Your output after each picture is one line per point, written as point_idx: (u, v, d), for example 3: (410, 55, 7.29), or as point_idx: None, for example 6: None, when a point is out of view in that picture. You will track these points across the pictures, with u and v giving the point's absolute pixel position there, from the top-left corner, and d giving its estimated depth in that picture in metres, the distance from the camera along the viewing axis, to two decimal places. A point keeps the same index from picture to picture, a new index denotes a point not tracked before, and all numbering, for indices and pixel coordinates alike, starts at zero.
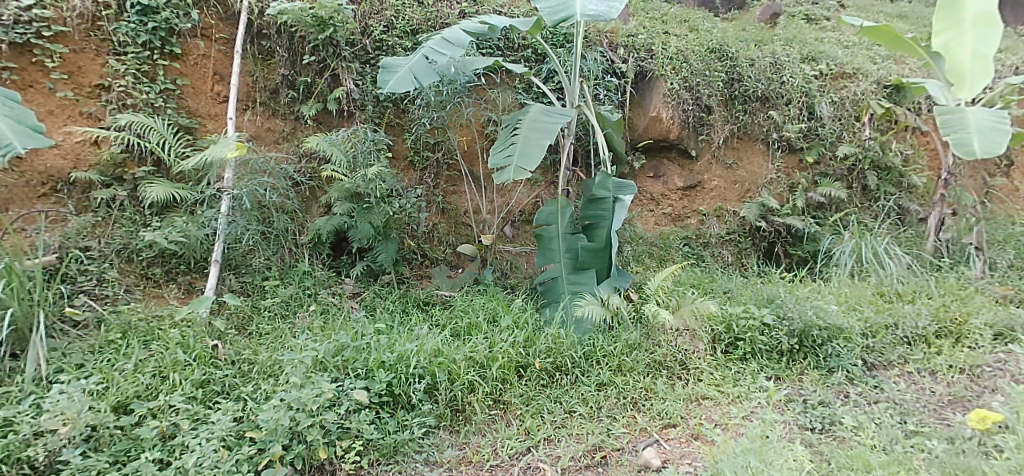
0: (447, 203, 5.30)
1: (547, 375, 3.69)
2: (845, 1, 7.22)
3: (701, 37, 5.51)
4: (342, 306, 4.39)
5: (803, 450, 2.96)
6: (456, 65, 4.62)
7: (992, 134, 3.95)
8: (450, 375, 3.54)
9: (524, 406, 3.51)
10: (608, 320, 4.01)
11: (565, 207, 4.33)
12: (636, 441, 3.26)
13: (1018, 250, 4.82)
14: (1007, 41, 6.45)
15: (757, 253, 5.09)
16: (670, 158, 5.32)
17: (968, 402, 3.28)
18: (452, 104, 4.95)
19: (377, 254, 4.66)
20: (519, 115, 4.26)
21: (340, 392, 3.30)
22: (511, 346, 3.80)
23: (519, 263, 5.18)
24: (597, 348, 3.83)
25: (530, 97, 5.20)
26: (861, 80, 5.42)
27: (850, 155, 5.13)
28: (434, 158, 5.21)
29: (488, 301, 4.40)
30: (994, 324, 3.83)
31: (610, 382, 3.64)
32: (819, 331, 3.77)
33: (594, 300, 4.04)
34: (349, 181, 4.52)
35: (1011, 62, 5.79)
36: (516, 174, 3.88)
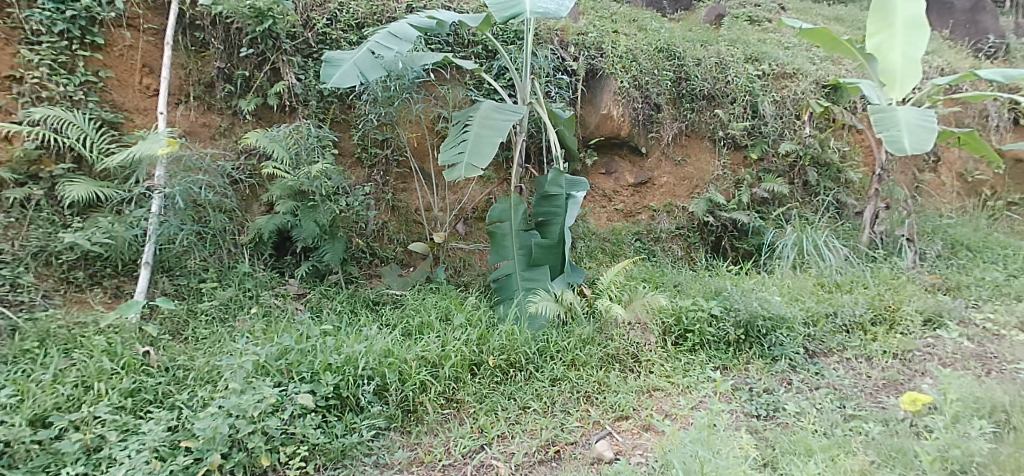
0: (398, 200, 5.20)
1: (501, 372, 3.68)
2: (786, 4, 7.53)
3: (649, 37, 5.63)
4: (286, 307, 4.25)
5: (749, 438, 3.06)
6: (404, 61, 4.52)
7: (920, 132, 4.21)
8: (401, 375, 3.48)
9: (478, 404, 3.49)
10: (562, 315, 4.03)
11: (518, 205, 4.34)
12: (590, 435, 3.30)
13: (944, 242, 5.16)
14: (933, 44, 6.88)
15: (704, 247, 5.25)
16: (621, 155, 5.41)
17: (901, 385, 3.49)
18: (400, 99, 4.86)
19: (323, 253, 4.53)
20: (471, 111, 4.23)
21: (284, 396, 3.19)
22: (464, 344, 3.76)
23: (472, 260, 5.13)
24: (550, 343, 3.84)
25: (482, 93, 5.17)
26: (800, 81, 5.67)
27: (791, 152, 5.37)
28: (383, 155, 5.10)
29: (440, 299, 4.35)
30: (924, 310, 4.10)
31: (564, 377, 3.67)
32: (764, 321, 3.93)
33: (547, 296, 4.05)
34: (293, 178, 4.36)
35: (937, 64, 6.20)
36: (467, 172, 3.85)
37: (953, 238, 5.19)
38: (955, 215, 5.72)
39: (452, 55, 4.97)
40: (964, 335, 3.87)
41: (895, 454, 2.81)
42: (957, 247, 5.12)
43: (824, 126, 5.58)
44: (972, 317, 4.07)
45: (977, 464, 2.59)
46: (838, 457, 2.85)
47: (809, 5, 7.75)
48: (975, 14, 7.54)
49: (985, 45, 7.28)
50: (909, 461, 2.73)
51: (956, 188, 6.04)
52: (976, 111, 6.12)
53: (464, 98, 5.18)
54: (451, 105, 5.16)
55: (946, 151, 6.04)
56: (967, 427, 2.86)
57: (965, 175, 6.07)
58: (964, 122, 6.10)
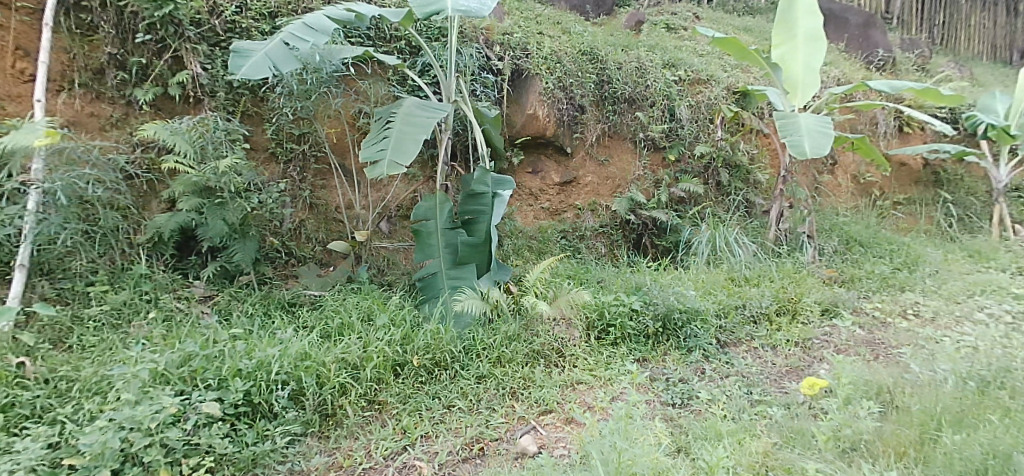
0: (316, 198, 5.00)
1: (425, 371, 3.63)
2: (700, 13, 7.97)
3: (573, 39, 5.77)
4: (190, 311, 3.97)
5: (664, 426, 3.17)
6: (323, 53, 4.39)
7: (819, 136, 4.60)
8: (319, 379, 3.36)
9: (402, 405, 3.42)
10: (488, 313, 4.04)
11: (444, 203, 4.29)
12: (515, 430, 3.31)
13: (840, 238, 5.66)
14: (829, 57, 7.51)
15: (626, 244, 5.45)
16: (546, 154, 5.52)
17: (801, 370, 3.78)
18: (318, 93, 4.67)
19: (232, 253, 4.27)
20: (393, 107, 4.15)
21: (186, 405, 3.00)
22: (387, 345, 3.68)
23: (396, 259, 5.04)
24: (476, 341, 3.83)
25: (406, 90, 5.07)
26: (713, 87, 6.00)
27: (705, 154, 5.69)
28: (300, 150, 4.88)
29: (361, 299, 4.24)
30: (822, 301, 4.49)
31: (490, 375, 3.67)
32: (680, 314, 4.15)
33: (473, 294, 4.04)
34: (198, 173, 4.10)
35: (834, 74, 6.80)
36: (390, 168, 3.75)
37: (848, 235, 5.70)
38: (849, 213, 6.28)
39: (373, 49, 4.86)
40: (856, 324, 4.27)
41: (796, 435, 2.94)
42: (851, 243, 5.63)
43: (735, 130, 5.95)
44: (863, 306, 4.51)
45: (866, 442, 2.74)
46: (745, 439, 2.96)
47: (722, 15, 8.24)
48: (866, 30, 8.29)
49: (875, 58, 8.04)
50: (807, 440, 2.84)
51: (849, 189, 6.64)
52: (867, 119, 6.75)
53: (386, 94, 5.06)
54: (373, 100, 5.03)
55: (841, 155, 6.62)
56: (856, 408, 3.02)
57: (857, 177, 6.68)
58: (856, 128, 6.71)
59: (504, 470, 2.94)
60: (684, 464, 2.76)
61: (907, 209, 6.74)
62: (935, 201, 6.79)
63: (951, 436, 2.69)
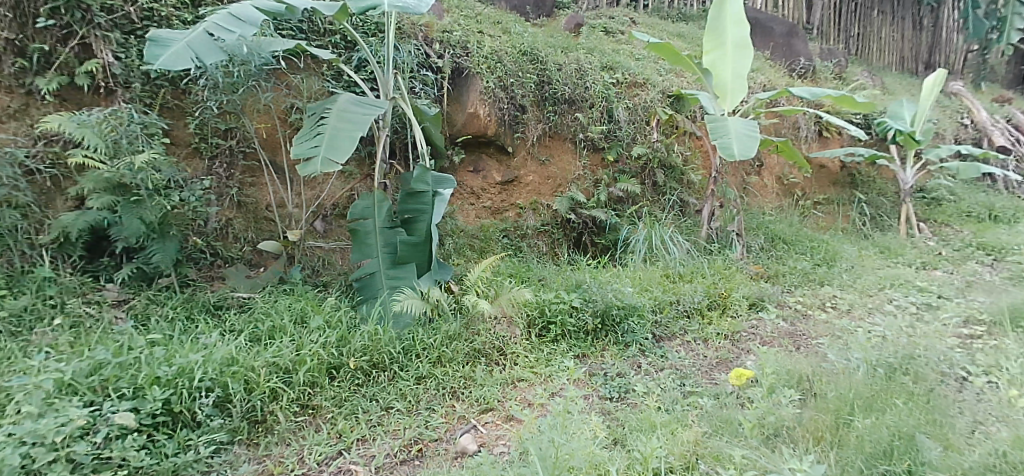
0: (244, 196, 4.77)
1: (362, 374, 3.53)
2: (636, 18, 8.21)
3: (513, 40, 5.79)
4: (101, 316, 3.71)
5: (601, 420, 3.22)
6: (251, 45, 4.17)
7: (746, 140, 4.84)
8: (247, 385, 3.23)
9: (337, 408, 3.33)
10: (428, 313, 3.95)
11: (382, 202, 4.21)
12: (454, 430, 3.25)
13: (766, 236, 5.99)
14: (755, 64, 7.91)
15: (567, 242, 5.55)
16: (488, 153, 5.53)
17: (730, 362, 3.95)
18: (246, 87, 4.46)
19: (150, 254, 4.01)
20: (327, 103, 4.02)
21: (97, 417, 2.81)
22: (322, 347, 3.56)
23: (333, 260, 4.87)
24: (416, 341, 3.74)
25: (341, 85, 4.91)
26: (649, 90, 6.19)
27: (642, 155, 5.87)
28: (226, 146, 4.66)
29: (292, 301, 4.06)
30: (749, 296, 4.73)
31: (430, 375, 3.60)
32: (618, 310, 4.26)
33: (413, 293, 3.95)
34: (109, 169, 3.86)
35: (760, 81, 7.20)
36: (323, 166, 3.64)
37: (773, 233, 6.03)
38: (774, 212, 6.63)
39: (306, 43, 4.70)
40: (779, 316, 4.53)
41: (724, 424, 3.05)
42: (776, 241, 5.96)
43: (669, 132, 6.17)
44: (785, 300, 4.79)
45: (787, 428, 2.88)
46: (676, 430, 3.06)
47: (657, 21, 8.52)
48: (789, 39, 8.80)
49: (798, 66, 8.49)
50: (734, 428, 2.97)
51: (774, 189, 7.01)
52: (789, 124, 7.17)
53: (320, 89, 4.92)
54: (306, 95, 4.88)
55: (767, 158, 6.99)
56: (778, 396, 3.17)
57: (782, 178, 7.05)
58: (780, 132, 7.10)
59: (443, 471, 2.89)
60: (620, 456, 2.84)
61: (826, 208, 7.19)
62: (851, 202, 7.28)
63: (862, 420, 2.84)
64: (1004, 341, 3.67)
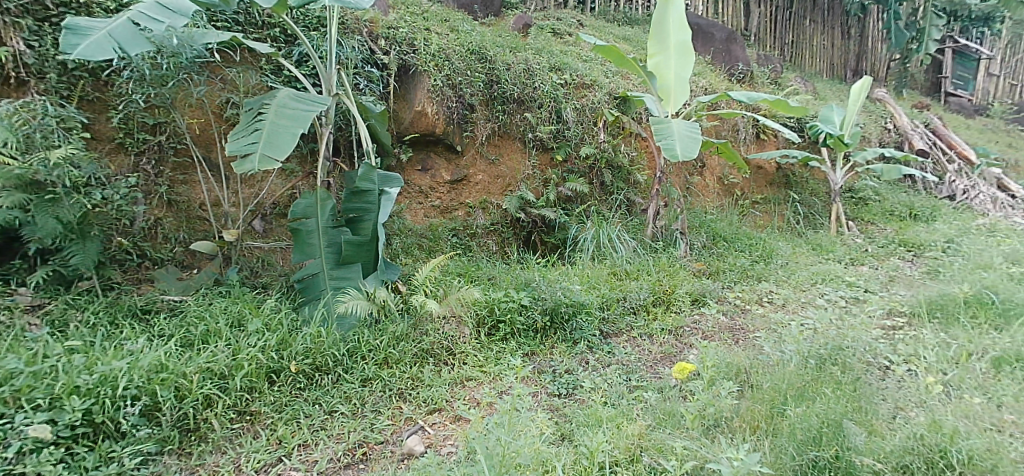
0: (175, 194, 4.56)
1: (304, 377, 3.44)
2: (584, 21, 8.31)
3: (461, 38, 5.75)
4: (13, 323, 3.46)
5: (548, 416, 3.26)
6: (181, 36, 4.02)
7: (688, 141, 4.98)
8: (178, 392, 3.09)
9: (277, 414, 3.23)
10: (374, 314, 3.87)
11: (325, 200, 4.05)
12: (401, 431, 3.21)
13: (708, 234, 6.18)
14: (697, 68, 8.15)
15: (516, 241, 5.58)
16: (437, 152, 5.49)
17: (673, 356, 4.05)
18: (177, 79, 4.27)
19: (68, 255, 3.78)
20: (265, 98, 3.89)
21: (8, 431, 2.66)
22: (261, 351, 3.44)
23: (272, 260, 4.70)
24: (361, 343, 3.67)
25: (280, 80, 4.74)
26: (596, 91, 6.27)
27: (589, 155, 5.95)
28: (154, 141, 4.43)
29: (229, 302, 3.90)
30: (692, 292, 4.87)
31: (376, 377, 3.54)
32: (566, 308, 4.31)
33: (358, 295, 3.86)
34: (21, 165, 3.57)
35: (701, 85, 7.42)
36: (261, 163, 3.53)
37: (715, 232, 6.22)
38: (715, 211, 6.85)
39: (241, 35, 4.53)
40: (720, 311, 4.68)
41: (667, 416, 3.13)
42: (717, 239, 6.16)
43: (616, 133, 6.28)
44: (726, 296, 4.95)
45: (725, 418, 3.00)
46: (622, 423, 3.11)
47: (604, 23, 8.65)
48: (729, 45, 9.08)
49: (736, 71, 8.79)
50: (676, 421, 3.06)
51: (715, 189, 7.22)
52: (729, 126, 7.41)
53: (258, 83, 4.70)
54: (242, 90, 4.66)
55: (710, 159, 7.21)
56: (717, 388, 3.28)
57: (722, 179, 7.27)
58: (720, 134, 7.33)
59: (389, 473, 2.86)
60: (566, 452, 2.88)
61: (764, 208, 7.47)
62: (786, 201, 7.59)
63: (794, 409, 2.94)
64: (922, 331, 3.89)
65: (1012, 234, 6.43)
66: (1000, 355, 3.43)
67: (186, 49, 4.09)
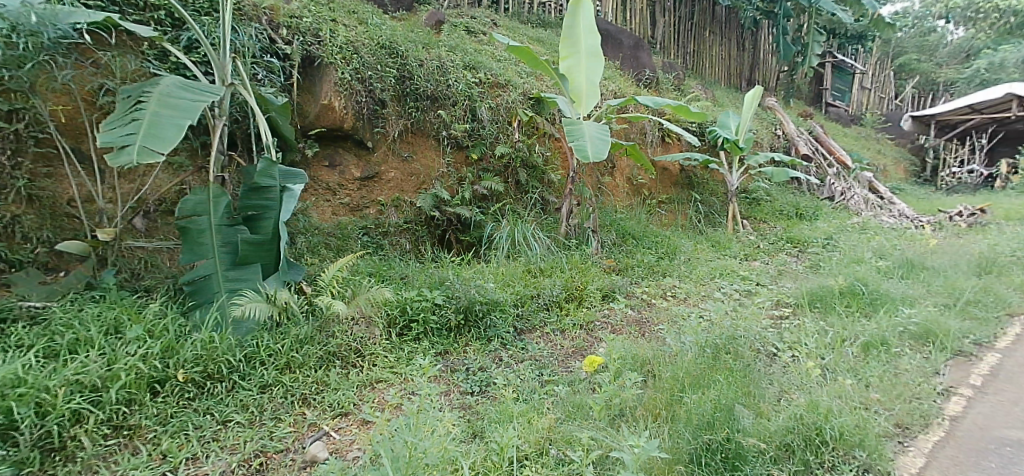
0: (36, 188, 4.02)
1: (194, 386, 3.22)
2: (498, 21, 8.34)
3: (371, 32, 5.58)
4: None
5: (459, 415, 3.24)
6: (43, 14, 3.72)
7: (598, 143, 5.11)
8: (39, 408, 2.82)
9: (160, 427, 3.02)
10: (275, 317, 3.68)
11: (219, 197, 3.77)
12: (303, 438, 3.08)
13: (617, 232, 6.37)
14: (607, 72, 8.38)
15: (431, 239, 5.50)
16: (346, 148, 5.34)
17: (584, 350, 4.13)
18: (37, 62, 3.81)
19: None
20: (146, 86, 3.62)
21: None
22: (142, 360, 3.19)
23: (157, 261, 4.27)
24: (260, 348, 3.49)
25: (165, 67, 4.37)
26: (511, 91, 6.29)
27: (504, 155, 5.96)
28: (10, 130, 3.87)
29: (104, 307, 3.56)
30: (602, 288, 5.00)
31: (277, 382, 3.38)
32: (480, 305, 4.28)
33: (256, 297, 3.66)
34: None
35: (611, 89, 7.65)
36: (141, 156, 3.28)
37: (625, 230, 6.42)
38: (625, 210, 7.07)
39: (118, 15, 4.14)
40: (628, 306, 4.84)
41: (575, 409, 3.18)
42: (626, 236, 6.36)
43: (530, 132, 6.34)
44: (634, 291, 5.13)
45: (629, 408, 3.10)
46: (532, 418, 3.14)
47: (518, 24, 8.71)
48: (636, 52, 9.43)
49: (643, 76, 9.13)
50: (584, 413, 3.12)
51: (625, 189, 7.45)
52: (638, 129, 7.68)
53: (139, 69, 4.29)
54: (121, 76, 4.25)
55: (620, 160, 7.44)
56: (623, 380, 3.38)
57: (631, 179, 7.52)
58: (629, 136, 7.58)
59: None
60: (476, 449, 2.88)
61: (669, 207, 7.78)
62: (689, 200, 7.97)
63: (691, 395, 3.08)
64: (805, 319, 4.19)
65: (881, 231, 7.09)
66: (868, 340, 3.74)
67: (48, 28, 3.74)
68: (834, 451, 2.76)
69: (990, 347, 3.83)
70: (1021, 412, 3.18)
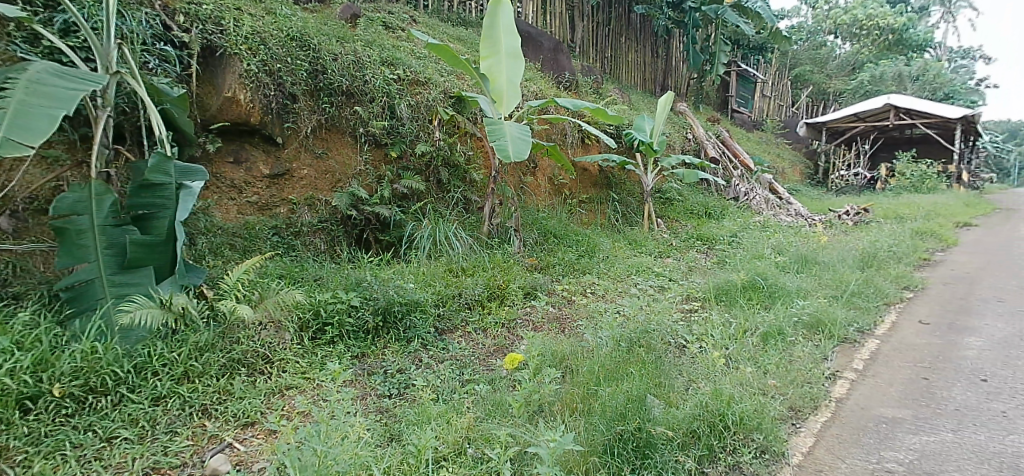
0: None
1: (74, 402, 2.96)
2: (417, 17, 8.22)
3: (280, 22, 5.33)
4: None
5: (376, 418, 3.17)
6: None
7: (520, 143, 5.14)
8: None
9: (32, 448, 2.75)
10: (169, 324, 3.43)
11: (103, 196, 3.51)
12: (203, 451, 2.90)
13: (539, 231, 6.43)
14: (528, 73, 8.45)
15: (348, 240, 5.32)
16: (253, 143, 5.09)
17: (505, 348, 4.13)
18: None
19: None
20: (11, 70, 3.28)
21: None
22: (10, 374, 2.89)
23: (28, 266, 3.81)
24: (152, 357, 3.25)
25: (36, 51, 3.95)
26: (431, 89, 6.21)
27: (425, 153, 5.86)
28: None
29: None
30: (524, 286, 5.04)
31: (172, 394, 3.16)
32: (400, 306, 4.19)
33: (147, 302, 3.39)
34: None
35: (532, 90, 7.73)
36: (5, 149, 2.96)
37: (547, 229, 6.49)
38: (547, 210, 7.15)
39: None
40: (548, 303, 4.89)
41: (495, 407, 3.17)
42: (548, 235, 6.43)
43: (451, 131, 6.28)
44: (554, 288, 5.20)
45: (548, 404, 3.12)
46: (451, 418, 3.10)
47: (437, 22, 8.63)
48: (556, 54, 9.59)
49: (563, 78, 9.29)
50: (504, 410, 3.11)
51: (546, 189, 7.53)
52: (559, 130, 7.79)
53: (6, 53, 3.86)
54: None
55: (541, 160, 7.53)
56: (542, 376, 3.41)
57: (552, 180, 7.60)
58: (551, 137, 7.68)
59: None
60: (391, 453, 2.81)
61: (590, 206, 7.95)
62: (608, 200, 8.18)
63: (605, 388, 3.14)
64: (711, 312, 4.40)
65: (779, 229, 7.57)
66: (767, 330, 3.95)
67: None
68: (736, 435, 2.90)
69: (871, 334, 4.17)
70: (899, 389, 3.46)
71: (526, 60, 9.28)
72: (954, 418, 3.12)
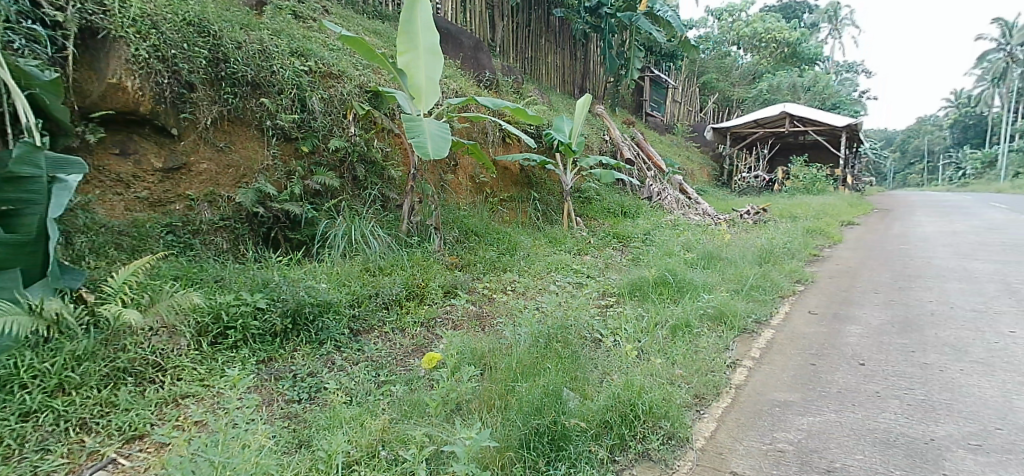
0: None
1: None
2: (330, 8, 7.95)
3: (175, 5, 4.96)
4: None
5: (282, 424, 3.01)
6: None
7: (439, 142, 5.05)
8: None
9: None
10: (41, 332, 3.10)
11: None
12: (80, 470, 2.69)
13: (460, 229, 6.35)
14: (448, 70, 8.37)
15: (254, 239, 5.05)
16: (143, 134, 4.73)
17: (424, 347, 4.03)
18: None
19: None
20: None
21: None
22: None
23: None
24: (19, 369, 2.95)
25: None
26: (345, 83, 6.00)
27: (340, 148, 5.67)
28: None
29: None
30: (444, 285, 4.96)
31: (43, 408, 2.88)
32: (311, 307, 4.01)
33: (12, 308, 3.06)
34: None
35: (452, 87, 7.65)
36: None
37: (468, 226, 6.43)
38: (469, 208, 7.09)
39: None
40: (468, 301, 4.85)
41: (411, 407, 3.08)
42: (468, 233, 6.37)
43: (367, 127, 6.09)
44: (475, 286, 5.15)
45: (465, 402, 3.07)
46: (364, 421, 2.97)
47: (352, 14, 8.39)
48: (475, 53, 9.57)
49: (483, 77, 9.25)
50: (421, 409, 3.04)
51: (467, 187, 7.47)
52: (480, 128, 7.76)
53: None
54: None
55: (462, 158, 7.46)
56: (461, 376, 3.33)
57: (473, 178, 7.56)
58: (471, 135, 7.62)
59: None
60: (298, 460, 2.67)
61: (511, 205, 7.96)
62: (529, 199, 8.22)
63: (522, 384, 3.13)
64: (625, 307, 4.52)
65: (688, 227, 7.90)
66: (676, 322, 4.09)
67: None
68: (645, 423, 2.97)
69: (767, 324, 4.43)
70: (795, 374, 3.67)
71: (446, 57, 9.18)
72: (837, 399, 3.34)
